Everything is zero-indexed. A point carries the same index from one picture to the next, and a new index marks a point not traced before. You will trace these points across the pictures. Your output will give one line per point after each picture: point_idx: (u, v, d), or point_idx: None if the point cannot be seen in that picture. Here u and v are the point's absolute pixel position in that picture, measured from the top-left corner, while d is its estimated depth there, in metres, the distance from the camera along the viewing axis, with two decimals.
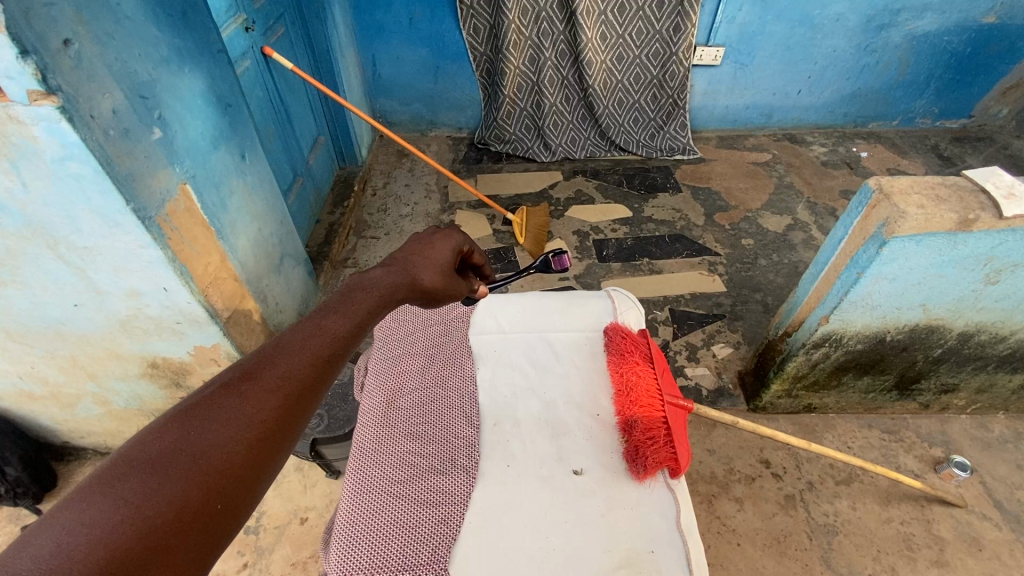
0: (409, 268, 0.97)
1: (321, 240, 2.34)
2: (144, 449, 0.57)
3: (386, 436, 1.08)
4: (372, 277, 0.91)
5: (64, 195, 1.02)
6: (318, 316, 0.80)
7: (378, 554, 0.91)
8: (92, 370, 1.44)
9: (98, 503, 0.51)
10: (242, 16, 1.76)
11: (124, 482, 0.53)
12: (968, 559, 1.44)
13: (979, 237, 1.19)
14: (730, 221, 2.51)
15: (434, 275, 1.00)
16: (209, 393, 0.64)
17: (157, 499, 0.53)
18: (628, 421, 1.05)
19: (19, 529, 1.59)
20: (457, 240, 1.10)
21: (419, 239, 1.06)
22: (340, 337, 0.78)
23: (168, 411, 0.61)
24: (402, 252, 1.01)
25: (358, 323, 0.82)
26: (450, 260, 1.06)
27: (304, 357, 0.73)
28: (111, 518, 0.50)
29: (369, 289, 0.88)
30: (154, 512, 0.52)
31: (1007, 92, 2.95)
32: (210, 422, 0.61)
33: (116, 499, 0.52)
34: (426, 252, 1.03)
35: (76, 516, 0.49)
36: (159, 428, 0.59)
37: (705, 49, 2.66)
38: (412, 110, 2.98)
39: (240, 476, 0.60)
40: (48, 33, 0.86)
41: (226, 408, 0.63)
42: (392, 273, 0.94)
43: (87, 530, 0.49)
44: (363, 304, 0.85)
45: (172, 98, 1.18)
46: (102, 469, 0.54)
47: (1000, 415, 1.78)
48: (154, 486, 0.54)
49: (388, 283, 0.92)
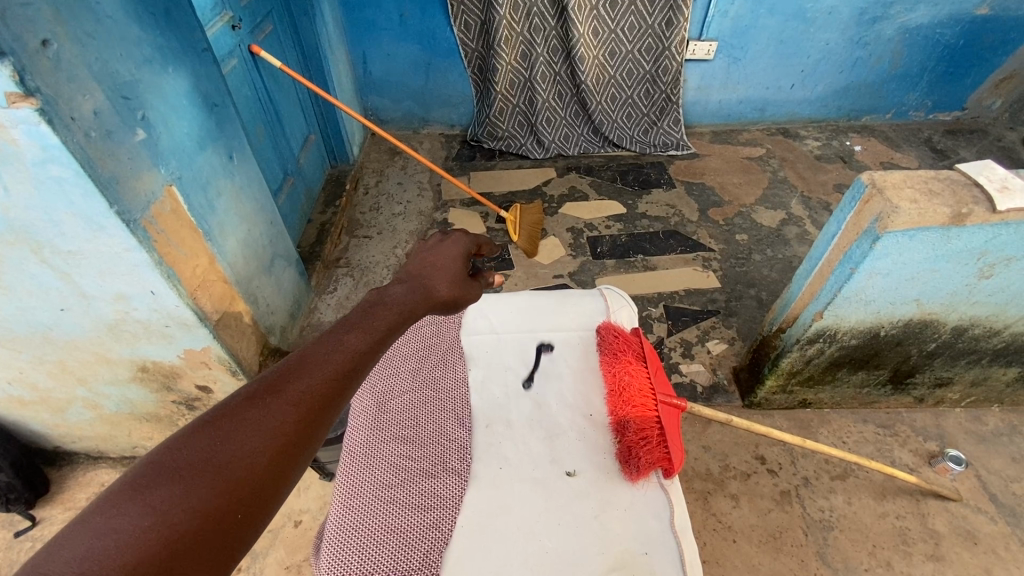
0: (425, 282, 0.96)
1: (313, 240, 2.32)
2: (171, 458, 0.56)
3: (376, 437, 1.06)
4: (392, 294, 0.90)
5: (45, 199, 1.00)
6: (339, 331, 0.78)
7: (369, 557, 0.89)
8: (81, 374, 1.42)
9: (127, 509, 0.50)
10: (228, 14, 1.74)
11: (152, 489, 0.52)
12: (964, 553, 1.44)
13: (973, 231, 1.18)
14: (724, 216, 2.51)
15: (450, 285, 0.98)
16: (235, 403, 0.63)
17: (182, 507, 0.52)
18: (621, 421, 1.03)
19: (12, 535, 1.57)
20: (461, 247, 1.07)
21: (429, 250, 1.06)
22: (362, 351, 0.76)
23: (196, 421, 0.61)
24: (415, 266, 1.01)
25: (378, 338, 0.80)
26: (461, 264, 1.04)
27: (327, 370, 0.71)
28: (138, 524, 0.49)
29: (390, 306, 0.87)
30: (179, 519, 0.51)
31: (1000, 84, 2.94)
32: (236, 432, 0.60)
33: (143, 505, 0.51)
34: (436, 265, 1.01)
35: (106, 522, 0.49)
36: (186, 437, 0.58)
37: (698, 43, 2.64)
38: (404, 107, 2.95)
39: (262, 486, 0.59)
40: (25, 33, 0.84)
41: (251, 420, 0.62)
42: (411, 290, 0.93)
43: (115, 534, 0.48)
44: (383, 321, 0.83)
45: (156, 98, 1.16)
46: (131, 477, 0.53)
47: (994, 408, 1.79)
48: (181, 493, 0.53)
49: (409, 299, 0.90)
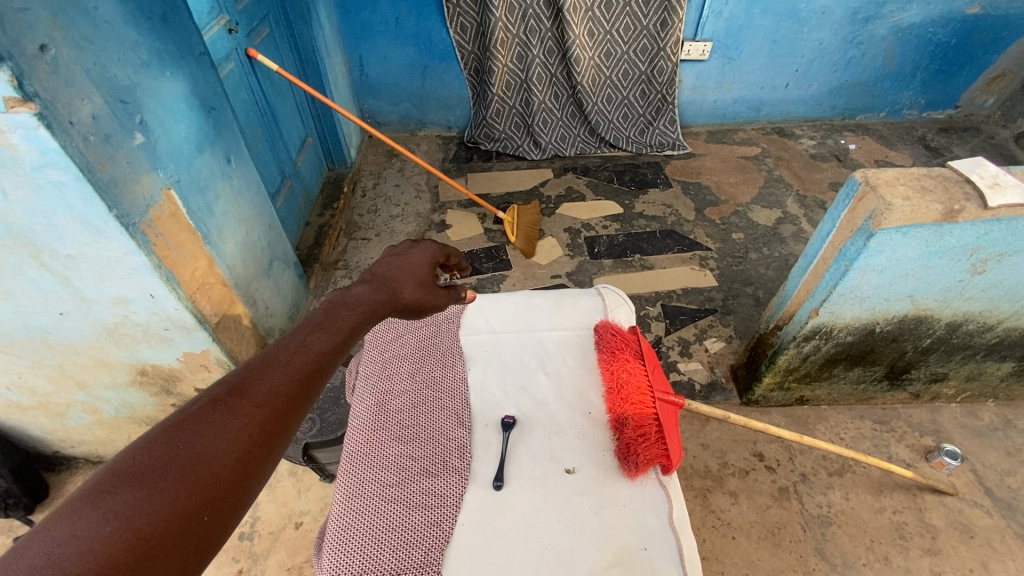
0: (392, 285, 0.95)
1: (310, 242, 2.33)
2: (133, 462, 0.56)
3: (377, 437, 1.07)
4: (355, 295, 0.89)
5: (44, 203, 1.00)
6: (302, 332, 0.78)
7: (371, 555, 0.90)
8: (80, 378, 1.42)
9: (89, 516, 0.50)
10: (224, 18, 1.75)
11: (115, 494, 0.52)
12: (961, 546, 1.45)
13: (965, 227, 1.19)
14: (720, 215, 2.52)
15: (414, 288, 0.98)
16: (199, 405, 0.63)
17: (146, 511, 0.52)
18: (619, 419, 1.05)
19: (13, 541, 1.57)
20: (433, 251, 1.07)
21: (395, 254, 1.03)
22: (326, 352, 0.77)
23: (158, 424, 0.60)
24: (381, 268, 0.99)
25: (342, 339, 0.80)
26: (429, 271, 1.04)
27: (291, 371, 0.71)
28: (102, 530, 0.50)
29: (353, 307, 0.86)
30: (144, 524, 0.52)
31: (992, 83, 2.96)
32: (200, 435, 0.60)
33: (105, 511, 0.51)
34: (404, 265, 1.00)
35: (68, 528, 0.49)
36: (149, 442, 0.58)
37: (693, 43, 2.66)
38: (401, 109, 2.96)
39: (229, 489, 0.59)
40: (23, 38, 0.85)
41: (216, 423, 0.62)
42: (376, 291, 0.92)
43: (78, 541, 0.48)
44: (347, 322, 0.83)
45: (153, 101, 1.17)
46: (90, 482, 0.53)
47: (990, 403, 1.80)
48: (144, 498, 0.53)
49: (373, 300, 0.90)
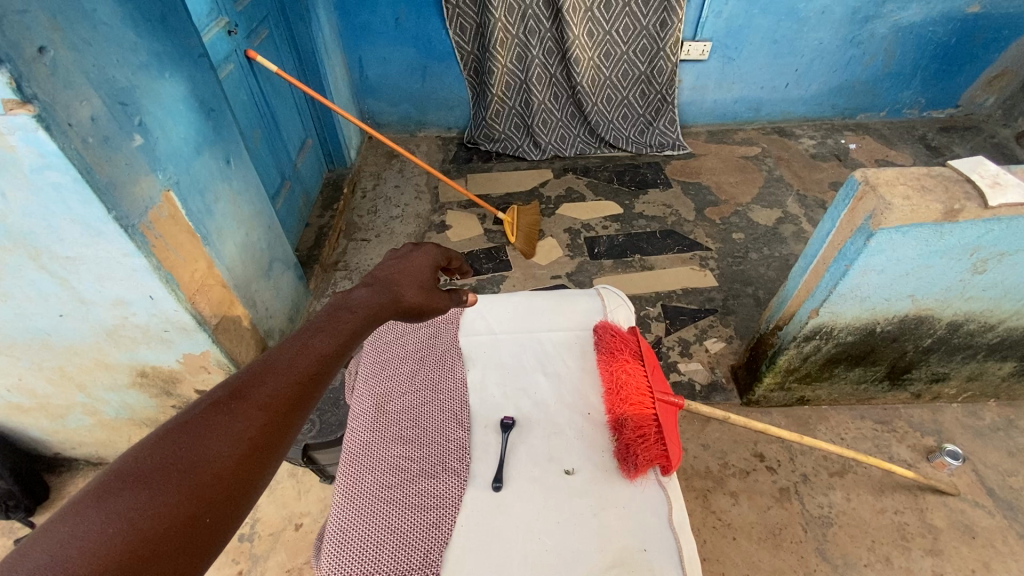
0: (393, 288, 0.95)
1: (311, 243, 2.33)
2: (135, 464, 0.56)
3: (376, 438, 1.07)
4: (356, 298, 0.89)
5: (43, 204, 1.00)
6: (303, 335, 0.78)
7: (370, 555, 0.90)
8: (81, 380, 1.42)
9: (91, 517, 0.50)
10: (224, 19, 1.75)
11: (117, 495, 0.52)
12: (962, 547, 1.45)
13: (965, 227, 1.19)
14: (720, 215, 2.52)
15: (416, 291, 0.98)
16: (201, 408, 0.63)
17: (149, 513, 0.52)
18: (618, 420, 1.05)
19: (13, 542, 1.57)
20: (434, 255, 1.07)
21: (396, 257, 1.03)
22: (328, 354, 0.76)
23: (160, 426, 0.60)
24: (382, 271, 0.98)
25: (344, 341, 0.80)
26: (430, 274, 1.03)
27: (293, 374, 0.71)
28: (104, 531, 0.50)
29: (354, 310, 0.86)
30: (146, 526, 0.51)
31: (993, 82, 2.96)
32: (202, 437, 0.60)
33: (108, 513, 0.51)
34: (405, 268, 1.00)
35: (71, 529, 0.49)
36: (151, 444, 0.58)
37: (693, 43, 2.66)
38: (401, 110, 2.96)
39: (229, 491, 0.59)
40: (22, 40, 0.85)
41: (218, 425, 0.62)
42: (377, 293, 0.92)
43: (80, 542, 0.48)
44: (349, 324, 0.83)
45: (152, 103, 1.17)
46: (93, 484, 0.53)
47: (991, 403, 1.79)
48: (146, 499, 0.53)
49: (374, 302, 0.90)
